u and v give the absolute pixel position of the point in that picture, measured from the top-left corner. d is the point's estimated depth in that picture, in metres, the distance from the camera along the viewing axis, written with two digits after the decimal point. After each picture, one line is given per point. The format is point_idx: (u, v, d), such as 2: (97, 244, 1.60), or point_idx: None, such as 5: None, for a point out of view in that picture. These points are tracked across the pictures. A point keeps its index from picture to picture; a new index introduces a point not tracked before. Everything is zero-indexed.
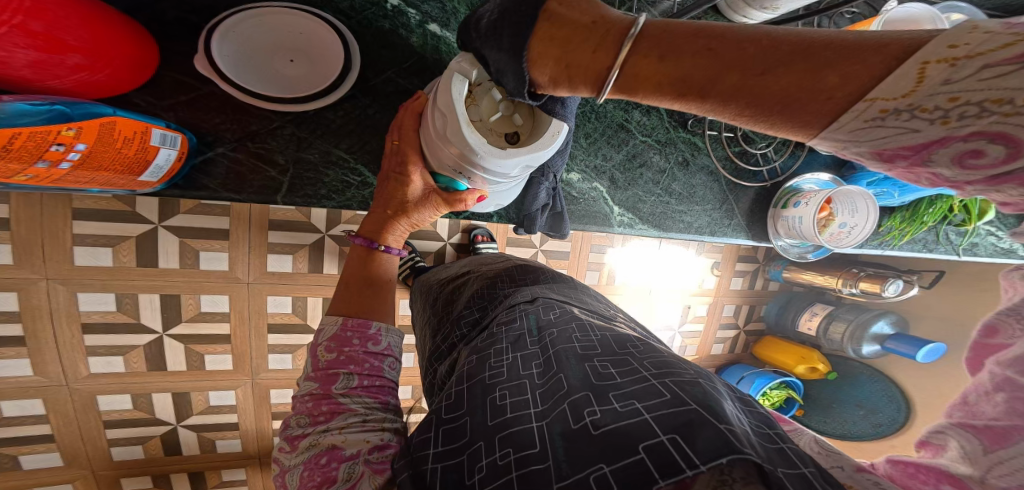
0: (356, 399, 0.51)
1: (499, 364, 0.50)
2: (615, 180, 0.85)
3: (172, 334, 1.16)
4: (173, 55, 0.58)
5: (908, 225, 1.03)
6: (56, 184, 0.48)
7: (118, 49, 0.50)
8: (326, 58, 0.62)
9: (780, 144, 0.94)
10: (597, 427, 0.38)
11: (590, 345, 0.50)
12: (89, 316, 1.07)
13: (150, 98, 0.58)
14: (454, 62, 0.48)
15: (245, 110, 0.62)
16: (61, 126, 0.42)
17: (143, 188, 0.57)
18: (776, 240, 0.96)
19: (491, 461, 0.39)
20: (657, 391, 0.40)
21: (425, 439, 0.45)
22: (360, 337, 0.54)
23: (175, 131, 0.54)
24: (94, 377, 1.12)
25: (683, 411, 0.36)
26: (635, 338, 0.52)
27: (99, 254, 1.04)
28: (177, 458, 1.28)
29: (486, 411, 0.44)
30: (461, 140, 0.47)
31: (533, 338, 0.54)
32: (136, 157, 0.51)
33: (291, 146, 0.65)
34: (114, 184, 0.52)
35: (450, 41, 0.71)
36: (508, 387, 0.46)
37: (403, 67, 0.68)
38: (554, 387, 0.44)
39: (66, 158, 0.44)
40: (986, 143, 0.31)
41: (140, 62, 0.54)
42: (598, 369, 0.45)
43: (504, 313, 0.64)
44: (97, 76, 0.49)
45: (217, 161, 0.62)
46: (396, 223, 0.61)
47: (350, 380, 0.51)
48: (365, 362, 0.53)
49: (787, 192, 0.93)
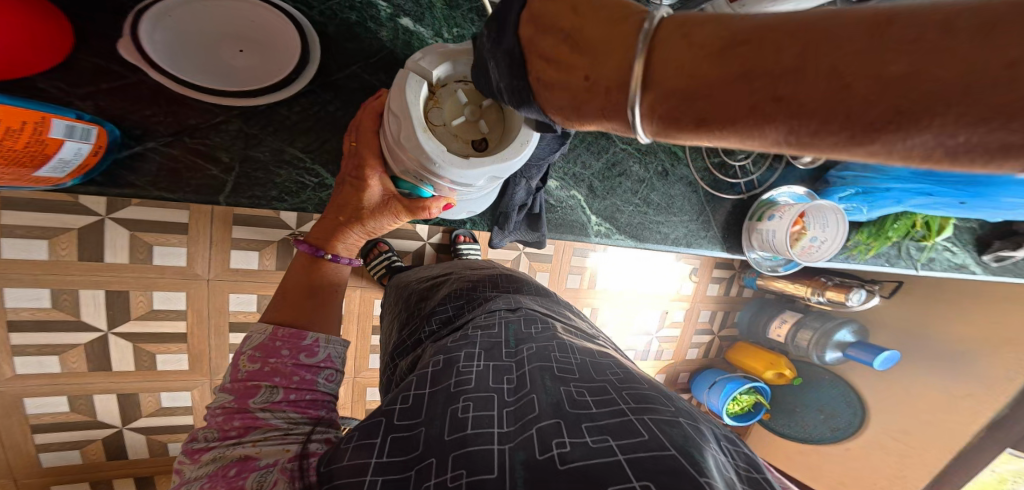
0: (279, 413, 0.46)
1: (466, 371, 0.48)
2: (593, 189, 0.82)
3: (118, 332, 1.07)
4: (96, 40, 0.52)
5: (874, 240, 1.06)
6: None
7: (5, 20, 0.43)
8: (282, 48, 0.56)
9: (758, 157, 0.94)
10: (565, 461, 0.36)
11: (568, 367, 0.49)
12: (17, 313, 0.98)
13: (62, 85, 0.51)
14: (410, 60, 0.44)
15: (182, 103, 0.56)
16: None
17: (48, 183, 0.50)
18: (749, 253, 0.96)
19: (440, 481, 0.36)
20: (634, 430, 0.39)
21: (367, 443, 0.41)
22: (291, 347, 0.50)
23: (87, 123, 0.48)
24: (22, 379, 1.03)
25: (663, 458, 0.36)
26: (613, 365, 0.52)
27: (34, 246, 0.95)
28: (122, 464, 1.19)
29: (446, 423, 0.42)
30: (417, 147, 0.43)
31: (508, 350, 0.53)
32: (27, 149, 0.44)
33: (238, 143, 0.59)
34: (4, 179, 0.45)
35: (424, 36, 0.66)
36: (474, 399, 0.44)
37: (369, 62, 0.63)
38: (525, 409, 0.42)
39: None
40: None
41: (44, 41, 0.47)
42: (573, 396, 0.44)
43: (482, 317, 0.63)
44: None
45: (148, 157, 0.55)
46: (348, 231, 0.57)
47: (273, 393, 0.47)
48: (293, 375, 0.49)
49: (763, 204, 0.92)
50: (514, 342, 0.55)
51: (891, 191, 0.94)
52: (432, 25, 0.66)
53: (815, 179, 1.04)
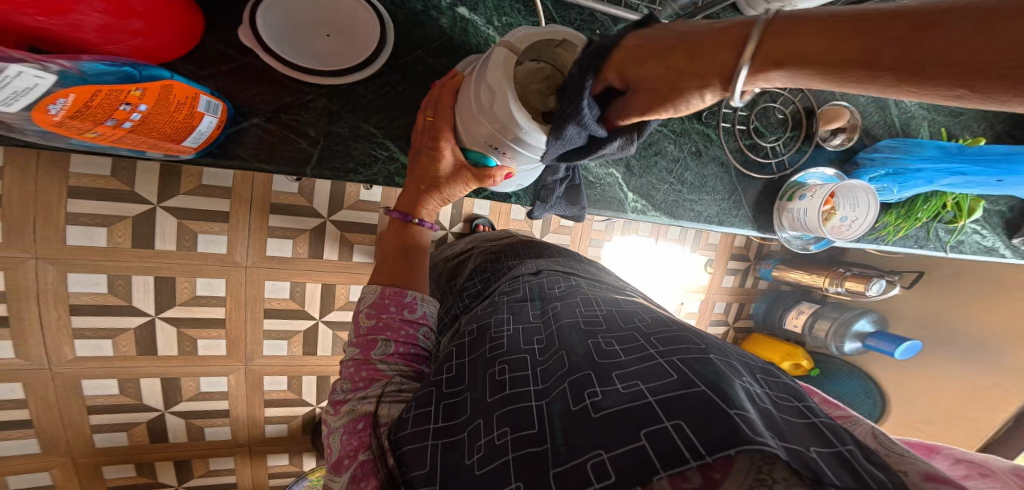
0: (392, 365, 0.53)
1: (498, 338, 0.54)
2: (630, 167, 0.87)
3: (164, 317, 1.14)
4: (212, 26, 0.58)
5: (903, 221, 1.09)
6: (111, 145, 0.48)
7: (173, 13, 0.50)
8: (364, 32, 0.63)
9: (790, 139, 0.98)
10: (598, 409, 0.40)
11: (594, 322, 0.54)
12: (78, 298, 1.05)
13: (191, 67, 0.58)
14: (502, 38, 0.49)
15: (280, 83, 0.62)
16: (129, 86, 0.42)
17: (179, 154, 0.56)
18: (781, 232, 1.00)
19: (489, 440, 0.42)
20: (663, 371, 0.42)
21: (424, 413, 0.47)
22: (397, 304, 0.56)
23: (217, 98, 0.54)
24: (79, 361, 1.10)
25: (692, 393, 0.38)
26: (639, 315, 0.56)
27: (93, 234, 1.02)
28: (163, 446, 1.26)
29: (486, 388, 0.48)
30: (506, 115, 0.48)
31: (538, 315, 0.59)
32: (184, 121, 0.51)
33: (323, 118, 0.64)
34: (158, 149, 0.52)
35: (478, 24, 0.72)
36: (509, 363, 0.50)
37: (432, 47, 0.69)
38: (557, 364, 0.47)
39: (130, 118, 0.45)
40: None
41: (189, 30, 0.54)
42: (601, 347, 0.48)
43: (508, 284, 0.72)
44: (152, 43, 0.50)
45: (250, 131, 0.62)
46: (432, 198, 0.61)
47: (387, 347, 0.54)
48: (400, 330, 0.55)
49: (791, 186, 0.97)
50: (541, 306, 0.61)
51: (921, 171, 1.00)
52: (485, 14, 0.72)
53: (844, 161, 1.07)
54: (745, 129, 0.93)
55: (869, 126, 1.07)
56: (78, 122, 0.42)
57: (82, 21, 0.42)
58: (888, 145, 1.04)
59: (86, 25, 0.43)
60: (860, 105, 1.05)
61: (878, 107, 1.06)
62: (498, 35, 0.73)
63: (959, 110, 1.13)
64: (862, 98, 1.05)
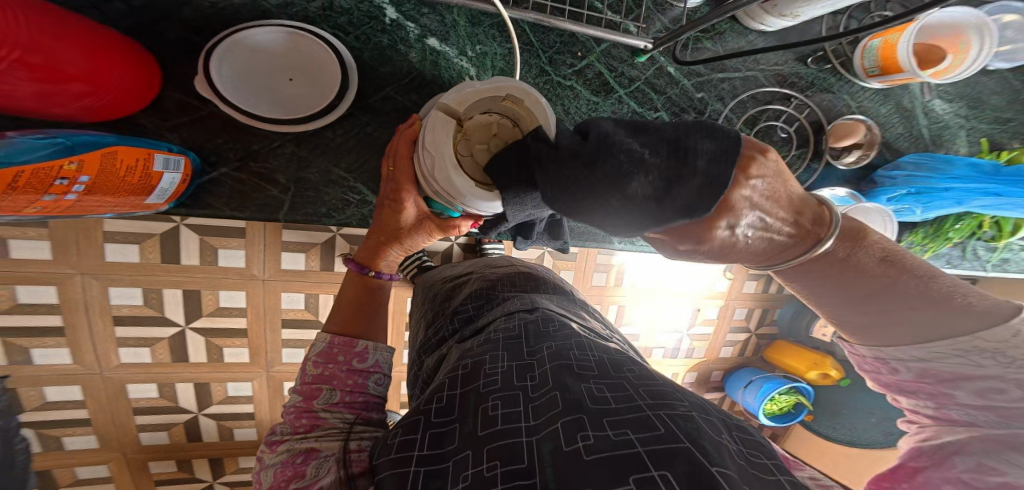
0: (336, 414, 0.53)
1: (493, 372, 0.56)
2: None
3: (194, 327, 1.15)
4: (173, 77, 0.59)
5: (932, 240, 1.05)
6: (65, 213, 0.50)
7: (117, 71, 0.51)
8: (327, 77, 0.62)
9: (796, 157, 0.93)
10: (590, 452, 0.44)
11: (587, 365, 0.56)
12: (119, 309, 1.08)
13: (156, 120, 0.60)
14: (438, 102, 0.49)
15: (245, 131, 0.64)
16: (63, 161, 0.45)
17: (152, 208, 0.60)
18: None
19: (476, 471, 0.45)
20: (652, 424, 0.46)
21: (409, 440, 0.50)
22: (345, 353, 0.57)
23: (176, 155, 0.57)
24: (123, 367, 1.14)
25: (677, 449, 0.43)
26: (628, 361, 0.59)
27: (126, 251, 1.03)
28: (198, 445, 1.29)
29: (478, 421, 0.50)
30: (447, 182, 0.48)
31: (530, 350, 0.60)
32: (139, 183, 0.53)
33: (292, 165, 0.66)
34: (123, 207, 0.55)
35: (450, 55, 0.70)
36: (502, 398, 0.52)
37: (402, 84, 0.68)
38: (549, 403, 0.50)
39: (71, 190, 0.47)
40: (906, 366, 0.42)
41: (143, 86, 0.56)
42: (594, 392, 0.51)
43: (502, 320, 0.68)
44: (100, 102, 0.52)
45: (221, 181, 0.64)
46: (393, 251, 0.63)
47: (332, 395, 0.54)
48: (348, 379, 0.56)
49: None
50: (532, 339, 0.62)
51: (950, 190, 0.94)
52: (457, 44, 0.69)
53: (859, 181, 1.01)
54: None
55: (887, 138, 0.99)
56: (17, 200, 0.43)
57: (14, 90, 0.43)
58: (910, 162, 0.98)
59: (18, 93, 0.43)
60: (881, 115, 0.98)
61: (901, 117, 0.99)
62: (472, 66, 0.71)
63: (1007, 116, 1.03)
64: (883, 107, 0.97)
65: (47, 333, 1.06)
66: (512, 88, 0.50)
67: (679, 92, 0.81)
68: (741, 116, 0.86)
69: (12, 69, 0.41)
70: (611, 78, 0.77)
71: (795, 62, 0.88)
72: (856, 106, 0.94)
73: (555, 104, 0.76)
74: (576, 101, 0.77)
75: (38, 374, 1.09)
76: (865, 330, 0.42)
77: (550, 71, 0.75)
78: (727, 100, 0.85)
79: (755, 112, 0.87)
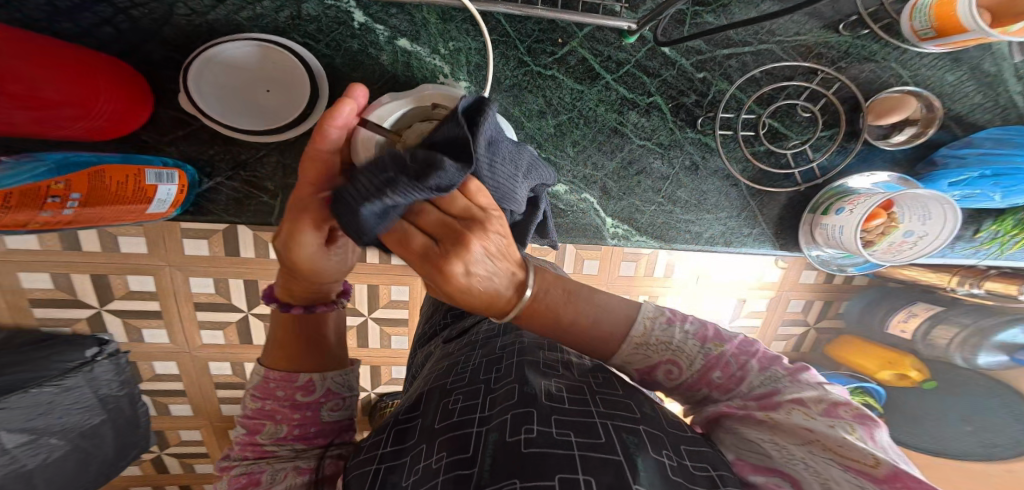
0: (288, 446, 0.44)
1: (462, 371, 0.52)
2: (607, 190, 0.78)
3: (256, 313, 1.02)
4: (163, 95, 0.65)
5: (1019, 230, 0.88)
6: (73, 226, 0.57)
7: (106, 92, 0.57)
8: (300, 86, 0.64)
9: (827, 139, 0.83)
10: (528, 445, 0.38)
11: (552, 362, 0.50)
12: (198, 298, 0.98)
13: (155, 134, 0.66)
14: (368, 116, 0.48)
15: (233, 142, 0.69)
16: (50, 181, 0.51)
17: (161, 216, 0.67)
18: (810, 251, 0.89)
19: (426, 464, 0.40)
20: (596, 430, 0.40)
21: (378, 440, 0.46)
22: (286, 388, 0.45)
23: (168, 168, 0.63)
24: (203, 347, 1.04)
25: (609, 460, 0.37)
26: (598, 363, 0.53)
27: (199, 244, 0.93)
28: None
29: (437, 414, 0.45)
30: None
31: (503, 345, 0.54)
32: (135, 196, 0.59)
33: (278, 173, 0.72)
34: (127, 218, 0.61)
35: (423, 55, 0.68)
36: (464, 392, 0.47)
37: (375, 88, 0.69)
38: (506, 394, 0.44)
39: (67, 207, 0.53)
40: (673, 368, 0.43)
41: (138, 105, 0.62)
42: (551, 389, 0.45)
43: (485, 320, 0.64)
44: (96, 122, 0.58)
45: (218, 189, 0.71)
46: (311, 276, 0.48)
47: (277, 430, 0.44)
48: (292, 413, 0.45)
49: (831, 193, 0.83)
50: (507, 335, 0.57)
51: None
52: (428, 42, 0.68)
53: (915, 162, 0.86)
54: (754, 134, 0.80)
55: (957, 111, 0.83)
56: (18, 216, 0.50)
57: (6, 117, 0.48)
58: (990, 137, 0.82)
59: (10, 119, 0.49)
60: (949, 85, 0.82)
61: (979, 85, 0.82)
62: (446, 63, 0.69)
63: None
64: (953, 74, 0.81)
65: (142, 315, 0.98)
66: (439, 93, 0.54)
67: (677, 74, 0.74)
68: (754, 94, 0.77)
69: None
70: (597, 64, 0.71)
71: (823, 30, 0.76)
72: (909, 75, 0.80)
73: (537, 95, 0.71)
74: (559, 91, 0.72)
75: (150, 351, 1.02)
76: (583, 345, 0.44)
77: (529, 62, 0.70)
78: (734, 79, 0.76)
79: (772, 91, 0.78)
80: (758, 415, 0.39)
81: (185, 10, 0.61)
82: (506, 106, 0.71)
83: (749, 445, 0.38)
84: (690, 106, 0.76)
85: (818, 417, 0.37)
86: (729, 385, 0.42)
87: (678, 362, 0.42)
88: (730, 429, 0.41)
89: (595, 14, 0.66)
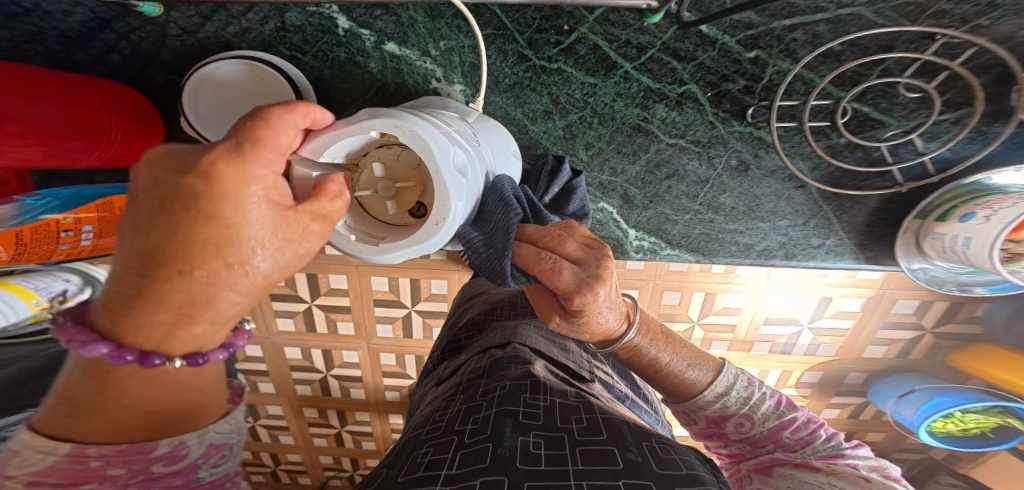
0: None
1: (439, 419, 0.43)
2: (629, 198, 0.70)
3: (319, 304, 0.99)
4: (171, 119, 0.68)
5: None
6: (94, 256, 0.61)
7: (111, 121, 0.58)
8: (288, 104, 0.61)
9: (942, 122, 0.62)
10: None
11: (537, 409, 0.41)
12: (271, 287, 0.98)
13: None
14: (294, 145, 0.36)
15: None
16: (62, 216, 0.54)
17: None
18: (910, 264, 0.70)
19: None
20: None
21: None
22: (134, 464, 0.26)
23: None
24: (281, 335, 1.03)
25: None
26: (592, 405, 0.43)
27: None
28: (345, 400, 1.12)
29: (402, 466, 0.36)
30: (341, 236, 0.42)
31: (484, 389, 0.45)
32: None
33: None
34: None
35: (412, 58, 0.63)
36: (435, 443, 0.37)
37: (365, 98, 0.66)
38: (478, 454, 0.35)
39: (80, 239, 0.56)
40: (742, 418, 0.47)
41: (149, 131, 0.64)
42: (530, 447, 0.36)
43: (471, 362, 0.56)
44: (109, 153, 0.59)
45: None
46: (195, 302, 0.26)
47: None
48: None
49: (954, 191, 0.62)
50: (491, 377, 0.48)
51: None
52: (416, 44, 0.62)
53: None
54: (830, 124, 0.63)
55: None
56: (38, 252, 0.53)
57: (18, 156, 0.48)
58: None
59: (22, 158, 0.49)
60: None
61: None
62: (438, 66, 0.63)
63: None
64: None
65: None
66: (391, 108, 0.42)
67: (718, 55, 0.59)
68: (830, 73, 0.59)
69: (8, 140, 0.46)
70: (612, 51, 0.60)
71: None
72: None
73: (541, 94, 0.63)
74: (567, 86, 0.62)
75: None
76: (674, 392, 0.50)
77: (530, 56, 0.61)
78: (801, 54, 0.59)
79: (859, 67, 0.60)
80: (814, 465, 0.42)
81: (176, 30, 0.61)
82: (506, 109, 0.64)
83: (803, 485, 0.40)
84: (731, 95, 0.62)
85: (871, 475, 0.40)
86: (794, 446, 0.44)
87: (748, 415, 0.47)
88: (784, 474, 0.42)
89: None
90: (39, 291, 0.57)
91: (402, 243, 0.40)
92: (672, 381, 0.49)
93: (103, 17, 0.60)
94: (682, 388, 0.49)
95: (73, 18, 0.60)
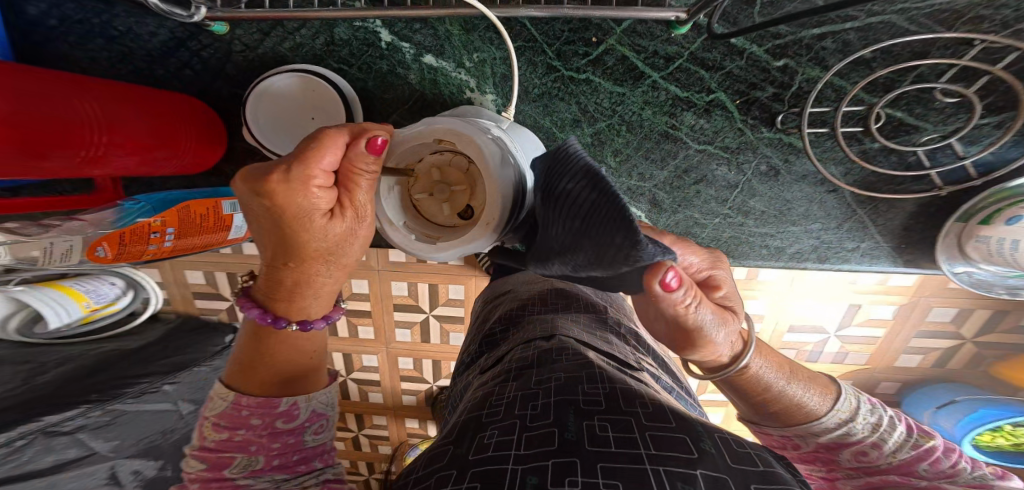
0: (263, 479, 0.37)
1: (498, 402, 0.44)
2: (657, 202, 0.71)
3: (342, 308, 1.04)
4: (233, 128, 0.73)
5: None
6: (174, 255, 0.65)
7: (189, 132, 0.64)
8: (336, 112, 0.66)
9: (981, 125, 0.61)
10: None
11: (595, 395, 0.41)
12: None
13: (233, 165, 0.75)
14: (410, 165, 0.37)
15: None
16: (151, 219, 0.59)
17: (239, 240, 0.75)
18: (953, 267, 0.68)
19: None
20: (646, 481, 0.30)
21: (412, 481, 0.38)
22: (263, 416, 0.38)
23: None
24: None
25: None
26: (650, 393, 0.43)
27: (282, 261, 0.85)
28: (363, 404, 1.17)
29: (471, 445, 0.37)
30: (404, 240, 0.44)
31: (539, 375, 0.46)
32: (217, 225, 0.66)
33: None
34: (213, 244, 0.69)
35: (449, 69, 0.67)
36: (500, 427, 0.38)
37: (406, 107, 0.69)
38: (544, 438, 0.35)
39: (165, 240, 0.61)
40: (868, 447, 0.45)
41: (215, 140, 0.70)
42: (595, 430, 0.36)
43: (516, 349, 0.56)
44: (186, 160, 0.66)
45: None
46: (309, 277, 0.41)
47: (251, 462, 0.37)
48: (272, 443, 0.38)
49: (997, 194, 0.59)
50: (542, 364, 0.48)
51: None
52: (453, 56, 0.66)
53: None
54: (862, 129, 0.62)
55: None
56: (129, 251, 0.58)
57: (119, 164, 0.56)
58: None
59: (121, 165, 0.57)
60: None
61: None
62: (472, 77, 0.67)
63: None
64: None
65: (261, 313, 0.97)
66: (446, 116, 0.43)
67: (746, 64, 0.60)
68: (861, 80, 0.60)
69: (111, 150, 0.53)
70: (640, 61, 0.62)
71: None
72: None
73: (569, 102, 0.65)
74: (595, 95, 0.65)
75: None
76: (791, 415, 0.48)
77: (559, 67, 0.63)
78: (831, 62, 0.60)
79: (890, 74, 0.59)
80: None
81: (240, 46, 0.67)
82: (534, 117, 0.67)
83: None
84: (762, 102, 0.62)
85: None
86: (928, 477, 0.42)
87: (875, 445, 0.45)
88: None
89: (634, 6, 0.56)
90: (89, 294, 0.73)
91: (457, 243, 0.42)
92: (788, 407, 0.48)
93: (180, 36, 0.66)
94: (796, 412, 0.48)
95: (156, 39, 0.67)
